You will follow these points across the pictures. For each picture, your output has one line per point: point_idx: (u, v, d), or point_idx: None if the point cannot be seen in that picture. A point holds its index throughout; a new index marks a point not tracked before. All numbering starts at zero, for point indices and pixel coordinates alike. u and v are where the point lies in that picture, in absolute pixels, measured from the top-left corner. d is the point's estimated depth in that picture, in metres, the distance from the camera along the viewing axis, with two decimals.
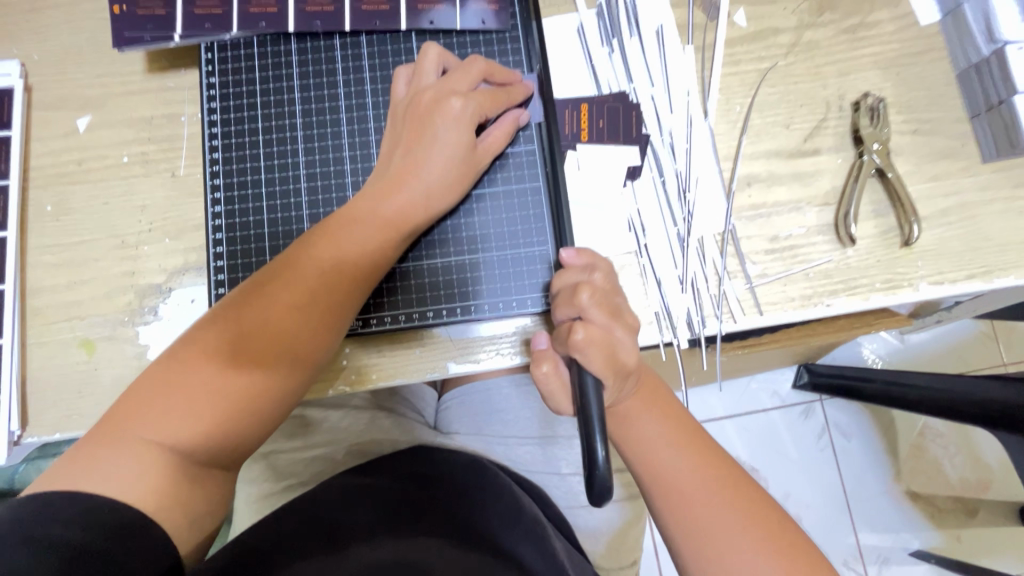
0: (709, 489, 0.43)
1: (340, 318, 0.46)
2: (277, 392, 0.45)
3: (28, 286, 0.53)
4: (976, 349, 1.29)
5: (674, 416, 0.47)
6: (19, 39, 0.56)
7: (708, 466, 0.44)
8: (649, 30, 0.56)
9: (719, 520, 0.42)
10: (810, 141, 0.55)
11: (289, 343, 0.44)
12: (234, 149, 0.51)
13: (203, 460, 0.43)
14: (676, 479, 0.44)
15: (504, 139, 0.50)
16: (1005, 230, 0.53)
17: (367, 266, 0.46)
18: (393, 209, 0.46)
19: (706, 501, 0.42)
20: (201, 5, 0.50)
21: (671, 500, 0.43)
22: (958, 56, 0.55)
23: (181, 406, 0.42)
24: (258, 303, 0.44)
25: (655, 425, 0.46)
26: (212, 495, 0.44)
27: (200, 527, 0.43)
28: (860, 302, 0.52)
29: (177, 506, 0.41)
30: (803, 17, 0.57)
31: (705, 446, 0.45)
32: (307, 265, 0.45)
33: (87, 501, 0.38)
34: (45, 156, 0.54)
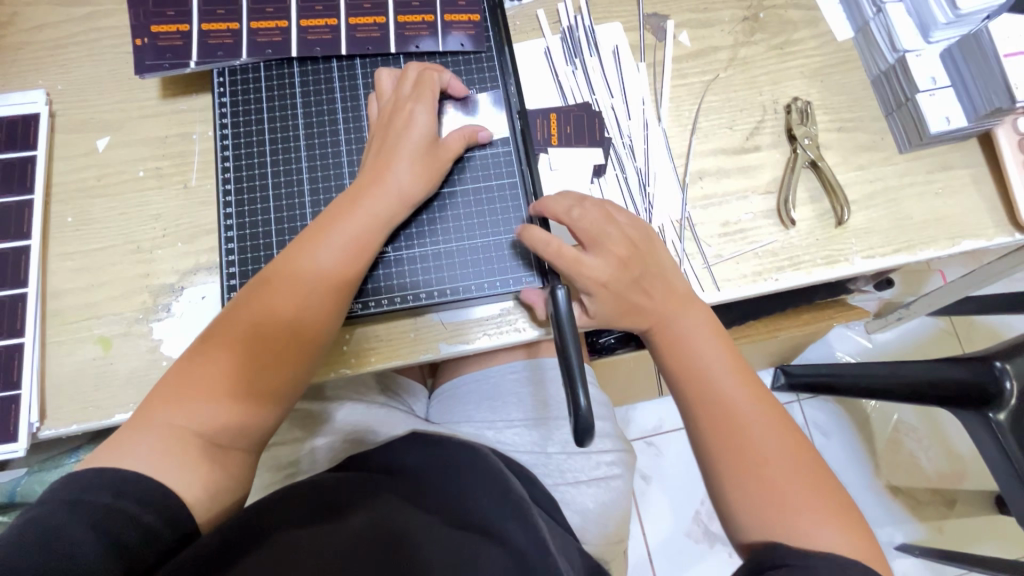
0: (762, 427, 0.46)
1: (340, 303, 0.52)
2: (287, 372, 0.50)
3: (47, 290, 0.57)
4: (938, 342, 1.36)
5: (723, 336, 0.51)
6: (46, 73, 0.62)
7: (758, 393, 0.48)
8: (606, 50, 0.65)
9: (765, 441, 0.46)
10: (751, 139, 0.63)
11: (293, 326, 0.50)
12: (243, 159, 0.56)
13: (221, 438, 0.47)
14: (727, 397, 0.47)
15: (463, 142, 0.56)
16: (924, 209, 0.61)
17: (357, 257, 0.52)
18: (375, 203, 0.52)
19: (754, 420, 0.46)
20: (214, 37, 0.57)
21: (718, 415, 0.47)
22: (870, 64, 0.65)
23: (198, 393, 0.47)
24: (263, 297, 0.50)
25: (707, 343, 0.49)
26: (231, 472, 0.48)
27: (221, 500, 0.47)
28: (804, 276, 0.59)
29: (197, 479, 0.45)
30: (738, 36, 0.66)
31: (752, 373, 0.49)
32: (303, 259, 0.50)
33: (120, 473, 0.43)
34: (68, 173, 0.60)
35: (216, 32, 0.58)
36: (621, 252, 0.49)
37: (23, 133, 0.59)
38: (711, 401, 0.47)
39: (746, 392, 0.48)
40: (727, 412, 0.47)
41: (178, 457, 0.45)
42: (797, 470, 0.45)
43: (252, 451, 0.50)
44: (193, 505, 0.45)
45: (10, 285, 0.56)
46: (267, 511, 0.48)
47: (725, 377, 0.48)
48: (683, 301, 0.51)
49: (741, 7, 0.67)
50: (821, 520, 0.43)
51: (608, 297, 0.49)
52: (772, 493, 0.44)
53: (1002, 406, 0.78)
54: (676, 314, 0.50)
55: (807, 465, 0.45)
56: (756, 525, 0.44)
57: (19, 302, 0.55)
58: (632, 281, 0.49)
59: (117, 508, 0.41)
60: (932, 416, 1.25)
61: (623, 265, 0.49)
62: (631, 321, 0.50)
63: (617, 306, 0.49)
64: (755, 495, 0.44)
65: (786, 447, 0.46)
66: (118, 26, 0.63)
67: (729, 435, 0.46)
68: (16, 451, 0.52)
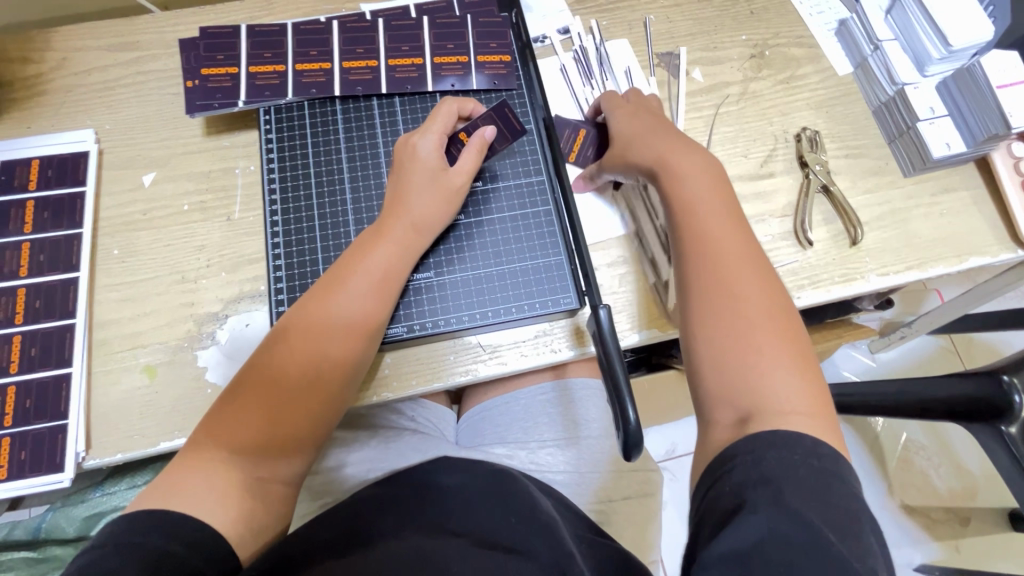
0: (740, 258, 0.49)
1: (371, 339, 0.53)
2: (325, 405, 0.51)
3: (94, 321, 0.58)
4: (940, 360, 1.39)
5: (726, 201, 0.53)
6: (94, 113, 0.65)
7: (745, 244, 0.50)
8: (619, 71, 0.70)
9: (751, 305, 0.47)
10: (765, 166, 0.67)
11: (324, 359, 0.51)
12: (290, 190, 0.59)
13: (267, 471, 0.49)
14: (705, 221, 0.51)
15: (476, 156, 0.58)
16: (931, 229, 0.65)
17: (384, 290, 0.54)
18: (397, 236, 0.54)
19: (745, 285, 0.48)
20: (261, 78, 0.61)
21: (707, 274, 0.49)
22: (870, 96, 0.70)
23: (234, 432, 0.48)
24: (290, 336, 0.51)
25: (709, 205, 0.52)
26: (270, 504, 0.48)
27: (263, 533, 0.48)
28: (823, 293, 0.62)
29: (241, 516, 0.46)
30: (747, 72, 0.71)
31: (752, 243, 0.51)
32: (327, 296, 0.52)
33: (169, 514, 0.44)
34: (115, 207, 0.62)
35: (263, 74, 0.61)
36: (648, 115, 0.60)
37: (73, 170, 0.62)
38: (701, 253, 0.50)
39: (741, 261, 0.49)
40: (715, 273, 0.48)
41: (227, 488, 0.46)
42: (776, 347, 0.45)
43: (291, 483, 0.51)
44: (234, 541, 0.45)
45: (59, 316, 0.57)
46: (305, 544, 0.49)
47: (722, 236, 0.50)
48: (689, 160, 0.54)
49: (748, 45, 0.72)
50: (787, 394, 0.43)
51: (623, 135, 0.59)
52: (733, 302, 0.47)
53: (1014, 419, 0.78)
54: (678, 175, 0.54)
55: (784, 336, 0.46)
56: (719, 391, 0.45)
57: (68, 332, 0.57)
58: (651, 129, 0.58)
59: (166, 550, 0.41)
60: (942, 434, 1.26)
61: (645, 121, 0.60)
62: (634, 160, 0.57)
63: (626, 145, 0.58)
64: (724, 362, 0.46)
65: (770, 322, 0.47)
66: (166, 69, 0.67)
67: (718, 294, 0.48)
68: (62, 480, 0.52)
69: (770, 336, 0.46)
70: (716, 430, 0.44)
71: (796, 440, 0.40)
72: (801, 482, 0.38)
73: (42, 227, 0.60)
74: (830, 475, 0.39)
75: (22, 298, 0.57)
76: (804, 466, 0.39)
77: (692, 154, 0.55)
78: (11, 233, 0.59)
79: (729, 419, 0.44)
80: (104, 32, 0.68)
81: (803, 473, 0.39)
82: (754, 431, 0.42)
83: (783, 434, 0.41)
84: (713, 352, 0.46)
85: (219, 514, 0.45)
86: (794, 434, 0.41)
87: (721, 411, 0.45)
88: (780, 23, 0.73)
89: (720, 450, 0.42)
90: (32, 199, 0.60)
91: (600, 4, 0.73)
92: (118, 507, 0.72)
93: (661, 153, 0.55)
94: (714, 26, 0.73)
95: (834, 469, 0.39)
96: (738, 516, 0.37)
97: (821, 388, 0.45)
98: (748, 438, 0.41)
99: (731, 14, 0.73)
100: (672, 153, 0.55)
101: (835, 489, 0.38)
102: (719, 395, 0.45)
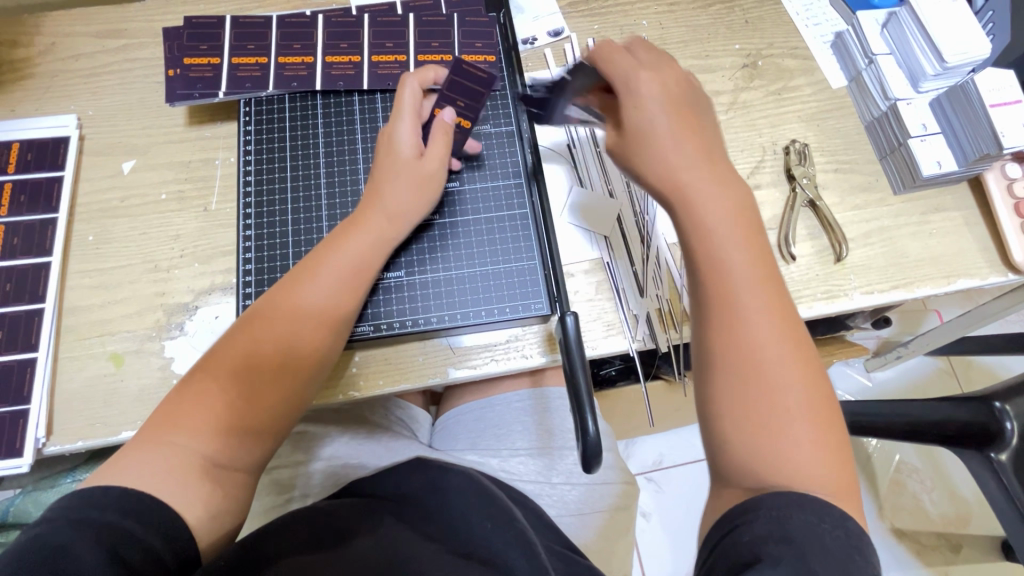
0: (759, 297, 0.43)
1: (340, 327, 0.52)
2: (292, 396, 0.50)
3: (64, 306, 0.58)
4: (936, 383, 1.37)
5: (749, 224, 0.45)
6: (78, 99, 0.65)
7: (770, 279, 0.44)
8: None
9: (774, 358, 0.41)
10: (751, 178, 0.66)
11: (292, 349, 0.50)
12: (264, 183, 0.59)
13: (225, 462, 0.47)
14: (725, 260, 0.43)
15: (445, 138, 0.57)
16: (918, 249, 0.63)
17: (356, 281, 0.53)
18: (374, 224, 0.53)
19: (769, 338, 0.42)
20: (243, 70, 0.61)
21: (722, 316, 0.43)
22: (863, 111, 0.68)
23: (195, 421, 0.46)
24: (260, 324, 0.50)
25: (728, 229, 0.44)
26: (231, 496, 0.47)
27: (223, 526, 0.46)
28: (805, 310, 0.61)
29: (204, 502, 0.44)
30: (738, 82, 0.70)
31: (774, 275, 0.44)
32: (298, 285, 0.51)
33: (128, 492, 0.42)
34: (93, 193, 0.62)
35: (245, 66, 0.61)
36: (672, 95, 0.48)
37: (53, 154, 0.62)
38: (720, 292, 0.43)
39: (762, 298, 0.43)
40: (732, 316, 0.43)
41: (179, 471, 0.44)
42: (799, 392, 0.41)
43: (252, 473, 0.49)
44: (195, 527, 0.44)
45: (28, 301, 0.57)
46: (274, 540, 0.47)
47: (743, 270, 0.43)
48: (713, 174, 0.46)
49: (741, 55, 0.71)
50: (810, 456, 0.40)
51: (638, 124, 0.47)
52: (751, 350, 0.42)
53: (1003, 447, 0.78)
54: (698, 194, 0.45)
55: (808, 386, 0.41)
56: (739, 449, 0.41)
57: (36, 316, 0.56)
58: (674, 121, 0.47)
59: (122, 527, 0.40)
60: (934, 457, 1.24)
61: (673, 104, 0.48)
62: (647, 165, 0.47)
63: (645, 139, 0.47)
64: (739, 413, 0.41)
65: (796, 373, 0.42)
66: (152, 58, 0.67)
67: (739, 350, 0.42)
68: (20, 465, 0.52)
69: (793, 386, 0.41)
70: (730, 488, 0.41)
71: (825, 510, 0.38)
72: (824, 550, 0.36)
73: (18, 210, 0.59)
74: (853, 549, 0.36)
75: None
76: (830, 536, 0.36)
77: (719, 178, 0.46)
78: None
79: (746, 480, 0.40)
80: (93, 19, 0.68)
81: (827, 541, 0.36)
82: (775, 490, 0.39)
83: (811, 501, 0.38)
84: (729, 402, 0.42)
85: (177, 502, 0.43)
86: (824, 504, 0.38)
87: (739, 470, 0.41)
88: (774, 34, 0.72)
89: (737, 503, 0.40)
90: (10, 182, 0.60)
91: (592, 8, 0.72)
92: None
93: (682, 162, 0.46)
94: (707, 34, 0.72)
95: (858, 544, 0.37)
96: (757, 570, 0.34)
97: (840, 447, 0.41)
98: (767, 497, 0.38)
99: (726, 22, 0.72)
100: (695, 165, 0.46)
101: (857, 565, 0.36)
102: (738, 453, 0.41)
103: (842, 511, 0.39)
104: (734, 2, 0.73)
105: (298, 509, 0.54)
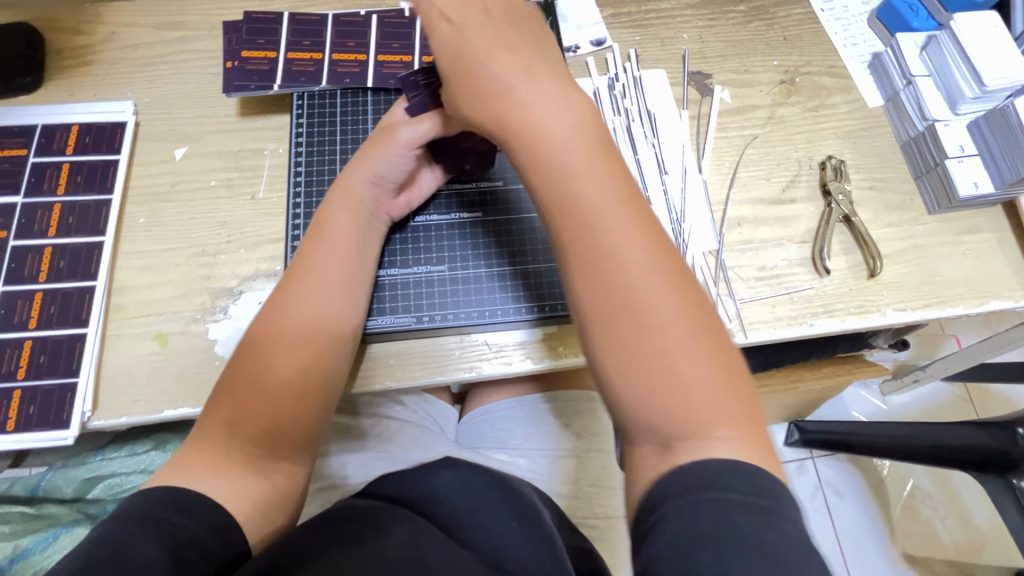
0: (626, 232, 0.41)
1: (327, 338, 0.51)
2: (308, 387, 0.49)
3: (113, 285, 0.59)
4: (953, 408, 1.36)
5: (593, 147, 0.42)
6: (134, 86, 0.67)
7: (632, 211, 0.41)
8: (653, 103, 0.70)
9: (647, 304, 0.39)
10: (787, 192, 0.67)
11: (285, 341, 0.49)
12: (315, 175, 0.61)
13: (264, 454, 0.47)
14: (571, 198, 0.41)
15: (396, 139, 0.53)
16: (952, 268, 0.64)
17: (345, 264, 0.54)
18: (354, 207, 0.54)
19: (646, 284, 0.40)
20: (298, 64, 0.63)
21: (589, 268, 0.40)
22: (900, 131, 0.69)
23: (217, 437, 0.46)
24: (256, 336, 0.49)
25: (572, 159, 0.41)
26: (277, 490, 0.48)
27: (270, 518, 0.47)
28: (837, 323, 0.61)
29: (249, 493, 0.45)
30: (776, 97, 0.71)
31: (633, 198, 0.42)
32: (283, 285, 0.52)
33: (180, 492, 0.42)
34: (145, 177, 0.63)
35: (300, 61, 0.63)
36: (497, 15, 0.46)
37: (110, 138, 0.64)
38: (578, 237, 0.41)
39: (622, 231, 0.40)
40: (599, 266, 0.40)
41: (228, 457, 0.46)
42: (687, 339, 0.39)
43: (296, 464, 0.50)
44: (241, 522, 0.44)
45: (80, 278, 0.58)
46: (307, 534, 0.46)
47: (596, 202, 0.41)
48: (545, 87, 0.43)
49: (779, 71, 0.72)
50: (713, 397, 0.38)
51: (467, 42, 0.44)
52: (625, 296, 0.40)
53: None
54: (528, 116, 0.42)
55: (694, 327, 0.39)
56: (641, 410, 0.39)
57: (87, 293, 0.58)
58: (497, 36, 0.44)
59: (174, 523, 0.39)
60: (949, 484, 1.23)
61: (498, 17, 0.45)
62: (470, 90, 0.44)
63: (473, 56, 0.44)
64: (628, 376, 0.39)
65: (673, 313, 0.39)
66: (207, 50, 0.69)
67: (610, 298, 0.40)
68: (66, 437, 0.53)
69: (673, 330, 0.39)
70: (644, 451, 0.39)
71: (735, 474, 0.35)
72: (740, 527, 0.32)
73: (74, 190, 0.61)
74: (770, 515, 0.33)
75: (47, 256, 0.59)
76: (743, 508, 0.33)
77: (562, 101, 0.43)
78: (44, 194, 0.61)
79: (657, 440, 0.39)
80: (152, 11, 0.70)
81: (742, 514, 0.33)
82: (689, 459, 0.37)
83: (720, 465, 0.36)
84: (619, 366, 0.39)
85: (222, 493, 0.44)
86: (734, 464, 0.36)
87: (647, 428, 0.39)
88: (812, 52, 0.73)
89: (652, 490, 0.37)
90: (68, 163, 0.62)
91: (634, 20, 0.73)
92: (115, 473, 0.74)
93: (518, 79, 0.43)
94: (747, 49, 0.73)
95: (774, 507, 0.34)
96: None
97: (738, 385, 0.39)
98: (683, 469, 0.36)
99: (764, 39, 0.74)
100: (525, 84, 0.43)
101: (773, 530, 0.33)
102: (641, 415, 0.39)
103: (752, 465, 0.36)
104: (774, 19, 0.75)
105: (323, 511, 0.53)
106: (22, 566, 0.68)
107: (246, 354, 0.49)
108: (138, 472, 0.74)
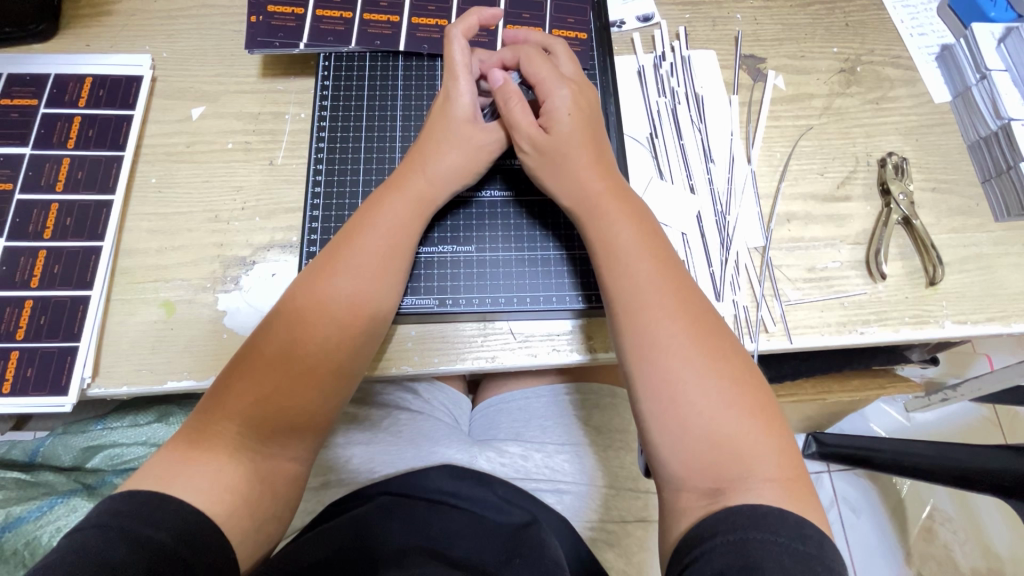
0: (667, 301, 0.45)
1: (361, 334, 0.48)
2: (333, 380, 0.46)
3: (121, 247, 0.56)
4: (981, 430, 1.30)
5: (657, 249, 0.48)
6: (153, 40, 0.64)
7: (671, 284, 0.46)
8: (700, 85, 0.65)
9: (683, 368, 0.43)
10: (841, 188, 0.62)
11: (321, 328, 0.46)
12: (338, 141, 0.58)
13: (271, 448, 0.45)
14: (626, 271, 0.47)
15: (461, 152, 0.52)
16: (1018, 281, 0.59)
17: (392, 252, 0.49)
18: (413, 192, 0.51)
19: (680, 349, 0.44)
20: (327, 22, 0.59)
21: (648, 352, 0.44)
22: (969, 130, 0.64)
23: (233, 425, 0.44)
24: (289, 319, 0.46)
25: (638, 260, 0.47)
26: (277, 491, 0.45)
27: (265, 528, 0.44)
28: (890, 333, 0.57)
29: (243, 495, 0.42)
30: (835, 87, 0.66)
31: (692, 293, 0.47)
32: (324, 267, 0.48)
33: (173, 502, 0.39)
34: (158, 136, 0.60)
35: (329, 19, 0.60)
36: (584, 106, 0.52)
37: (125, 93, 0.60)
38: (639, 321, 0.45)
39: (679, 317, 0.45)
40: (654, 346, 0.44)
41: (229, 451, 0.43)
42: (724, 400, 0.42)
43: (301, 462, 0.47)
44: (225, 523, 0.41)
45: (87, 238, 0.55)
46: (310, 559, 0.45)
47: (644, 271, 0.46)
48: (615, 187, 0.50)
49: (838, 58, 0.67)
50: (762, 456, 0.41)
51: (553, 141, 0.50)
52: (661, 357, 0.43)
53: None
54: (603, 219, 0.49)
55: (733, 391, 0.42)
56: (684, 461, 0.41)
57: (92, 254, 0.55)
58: (586, 143, 0.50)
59: (164, 545, 0.37)
60: (971, 508, 1.16)
61: (584, 121, 0.51)
62: (560, 190, 0.51)
63: (561, 157, 0.50)
64: (673, 433, 0.42)
65: (711, 372, 0.43)
66: (229, 5, 0.65)
67: (651, 358, 0.44)
68: (64, 404, 0.50)
69: (708, 392, 0.42)
70: (685, 499, 0.41)
71: (779, 521, 0.37)
72: (783, 571, 0.34)
73: (85, 144, 0.58)
74: (814, 564, 0.35)
75: (53, 213, 0.55)
76: (789, 554, 0.35)
77: (618, 196, 0.50)
78: (53, 147, 0.58)
79: (701, 490, 0.41)
80: None
81: (786, 561, 0.35)
82: (731, 508, 0.39)
83: (762, 514, 0.38)
84: (662, 425, 0.42)
85: (217, 498, 0.41)
86: (776, 512, 0.38)
87: (693, 479, 0.41)
88: (875, 40, 0.68)
89: (689, 532, 0.39)
90: (79, 116, 0.59)
91: None
92: (116, 442, 0.72)
93: (590, 173, 0.50)
94: (805, 34, 0.68)
95: (817, 555, 0.36)
96: None
97: (777, 451, 0.41)
98: (722, 519, 0.38)
99: (825, 24, 0.68)
100: (599, 193, 0.49)
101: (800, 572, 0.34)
102: (683, 468, 0.41)
103: (797, 517, 0.38)
104: (835, 3, 0.69)
105: (327, 530, 0.51)
106: (15, 534, 0.64)
107: (273, 339, 0.46)
108: (139, 443, 0.72)
